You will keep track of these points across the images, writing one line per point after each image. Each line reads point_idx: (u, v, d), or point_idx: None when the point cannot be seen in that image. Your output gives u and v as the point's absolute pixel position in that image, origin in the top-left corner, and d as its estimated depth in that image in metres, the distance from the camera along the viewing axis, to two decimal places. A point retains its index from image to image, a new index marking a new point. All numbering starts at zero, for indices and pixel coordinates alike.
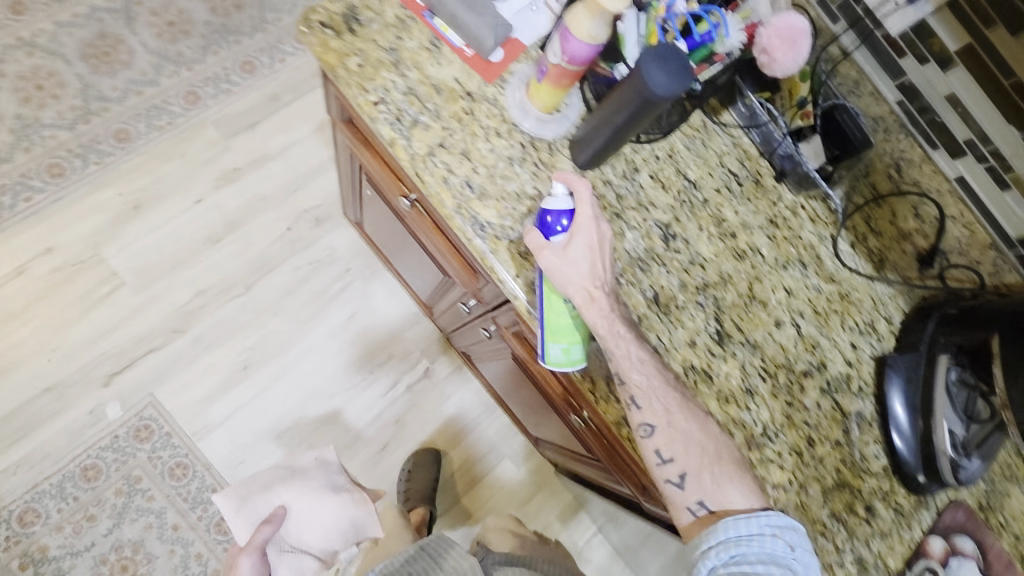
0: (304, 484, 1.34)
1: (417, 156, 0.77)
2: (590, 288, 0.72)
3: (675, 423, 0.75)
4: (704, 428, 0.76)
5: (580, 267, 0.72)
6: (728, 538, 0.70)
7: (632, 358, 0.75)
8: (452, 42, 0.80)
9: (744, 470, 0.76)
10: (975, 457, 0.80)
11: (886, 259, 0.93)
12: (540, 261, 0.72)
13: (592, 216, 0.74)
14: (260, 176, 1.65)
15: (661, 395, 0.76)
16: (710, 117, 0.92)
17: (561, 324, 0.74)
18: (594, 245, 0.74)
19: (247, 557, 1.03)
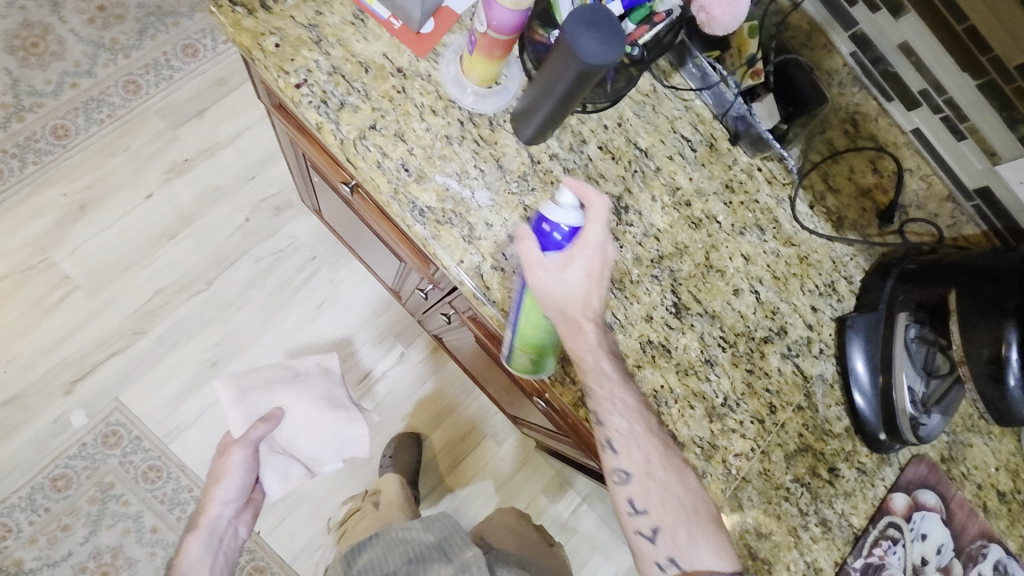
0: (304, 390, 1.31)
1: (347, 141, 0.72)
2: (577, 319, 0.70)
3: (652, 474, 0.75)
4: (686, 482, 0.75)
5: (572, 295, 0.69)
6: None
7: (615, 402, 0.74)
8: (378, 14, 0.76)
9: (717, 525, 0.76)
10: (934, 412, 0.81)
11: (844, 219, 0.90)
12: (529, 276, 0.68)
13: (598, 239, 0.69)
14: (211, 166, 1.59)
15: (643, 442, 0.75)
16: (659, 81, 0.88)
17: (534, 337, 0.72)
18: (594, 271, 0.69)
19: (240, 449, 1.12)
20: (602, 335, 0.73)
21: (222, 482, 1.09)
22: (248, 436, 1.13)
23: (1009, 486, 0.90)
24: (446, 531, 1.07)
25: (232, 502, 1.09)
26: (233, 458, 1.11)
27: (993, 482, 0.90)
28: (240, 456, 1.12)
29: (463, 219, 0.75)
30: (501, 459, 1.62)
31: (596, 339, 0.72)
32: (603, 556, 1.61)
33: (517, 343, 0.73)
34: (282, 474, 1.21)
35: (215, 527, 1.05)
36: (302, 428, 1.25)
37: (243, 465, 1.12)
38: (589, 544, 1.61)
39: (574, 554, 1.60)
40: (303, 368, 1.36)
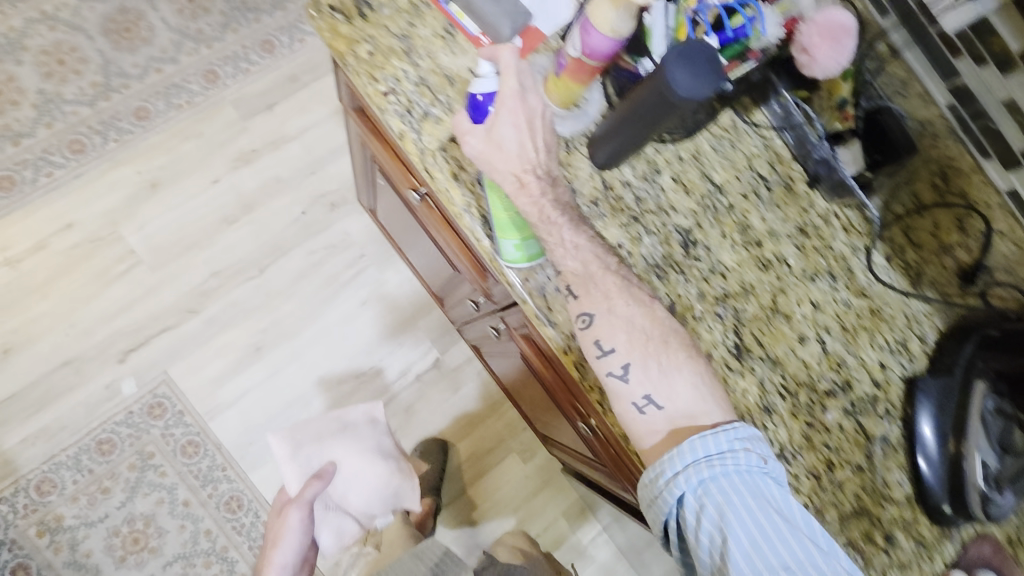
0: (354, 442, 1.36)
1: (427, 151, 0.73)
2: (518, 174, 0.69)
3: (615, 308, 0.70)
4: (647, 312, 0.70)
5: (504, 151, 0.69)
6: (696, 459, 0.65)
7: (565, 240, 0.71)
8: (468, 30, 0.75)
9: (695, 358, 0.70)
10: (1008, 491, 0.75)
11: (922, 274, 0.88)
12: (465, 149, 0.70)
13: (516, 86, 0.68)
14: (276, 158, 1.64)
15: (598, 278, 0.71)
16: (739, 117, 0.87)
17: (500, 220, 0.71)
18: (521, 119, 0.69)
19: (297, 510, 1.10)
20: (550, 186, 0.71)
21: (278, 547, 1.05)
22: (303, 495, 1.12)
23: None
24: (437, 555, 1.09)
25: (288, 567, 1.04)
26: (289, 520, 1.08)
27: None
28: (297, 516, 1.09)
29: None
30: (524, 476, 1.60)
31: (541, 190, 0.70)
32: None
33: (501, 230, 0.71)
34: (336, 530, 1.31)
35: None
36: (354, 481, 1.32)
37: (297, 529, 1.08)
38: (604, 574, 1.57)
39: None
40: (351, 420, 1.41)
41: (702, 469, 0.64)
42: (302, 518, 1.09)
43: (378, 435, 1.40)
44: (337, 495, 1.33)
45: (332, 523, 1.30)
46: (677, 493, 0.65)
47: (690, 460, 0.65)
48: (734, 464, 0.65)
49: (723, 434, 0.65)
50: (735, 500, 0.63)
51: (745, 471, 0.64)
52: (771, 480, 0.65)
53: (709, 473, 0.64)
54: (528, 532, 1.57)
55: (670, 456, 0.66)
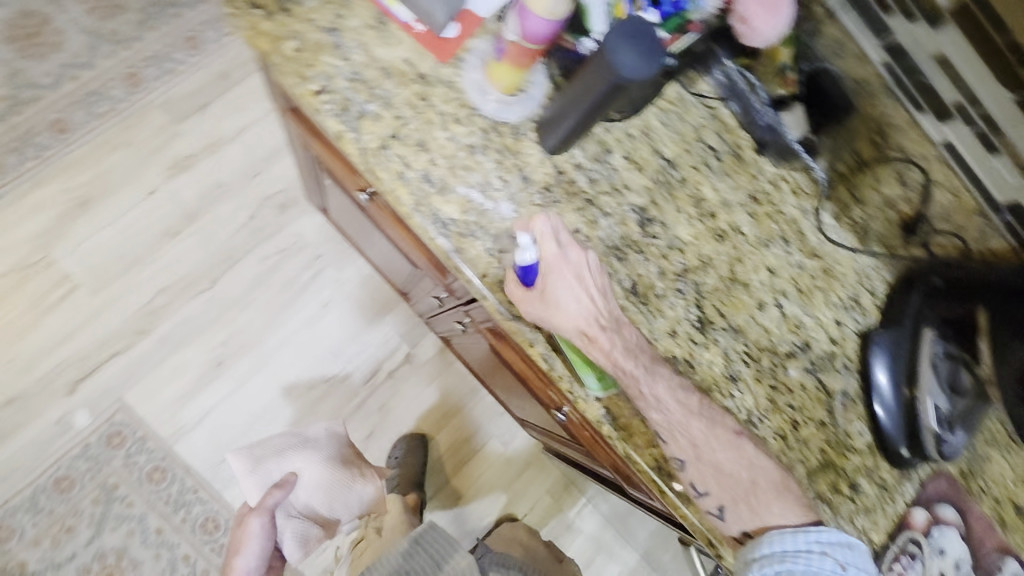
0: (318, 455, 1.30)
1: (369, 151, 0.70)
2: (583, 331, 0.69)
3: (702, 451, 0.71)
4: (732, 450, 0.71)
5: (568, 315, 0.70)
6: (772, 552, 0.67)
7: (642, 395, 0.71)
8: (400, 17, 0.73)
9: (783, 491, 0.71)
10: (958, 430, 0.81)
11: (871, 229, 0.89)
12: (525, 313, 0.72)
13: (557, 250, 0.69)
14: (215, 162, 1.55)
15: (682, 426, 0.71)
16: (685, 88, 0.86)
17: (580, 361, 0.73)
18: (573, 277, 0.70)
19: (257, 519, 1.02)
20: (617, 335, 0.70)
21: (241, 555, 1.00)
22: (265, 502, 1.03)
23: None
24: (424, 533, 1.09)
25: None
26: (250, 528, 1.01)
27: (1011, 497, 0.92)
28: (258, 526, 1.01)
29: (486, 231, 0.73)
30: (505, 459, 1.61)
31: (610, 342, 0.70)
32: (609, 557, 1.61)
33: (580, 367, 0.73)
34: (301, 538, 1.22)
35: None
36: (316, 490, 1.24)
37: (259, 535, 1.01)
38: (593, 545, 1.61)
39: (580, 554, 1.60)
40: (312, 433, 1.34)
41: (774, 560, 0.66)
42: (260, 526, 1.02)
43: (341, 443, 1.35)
44: (300, 503, 1.25)
45: (296, 530, 1.21)
46: None
47: (766, 551, 0.67)
48: (808, 563, 0.65)
49: (807, 539, 0.66)
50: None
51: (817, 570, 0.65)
52: None
53: (780, 567, 0.65)
54: (514, 514, 1.59)
55: (753, 554, 0.68)
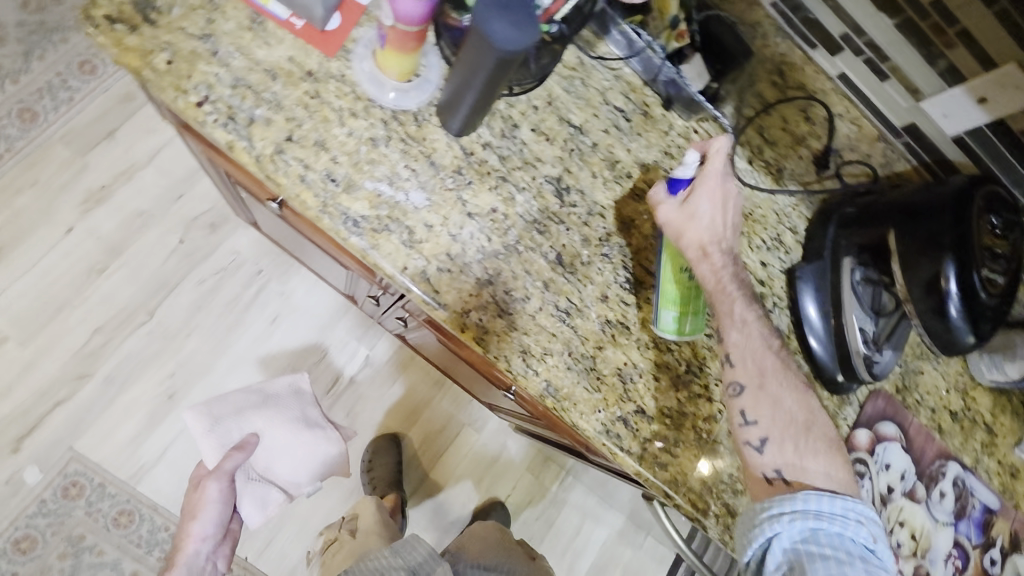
0: (278, 413, 1.29)
1: (264, 157, 0.67)
2: (704, 244, 0.76)
3: (766, 382, 0.75)
4: (796, 395, 0.75)
5: (698, 224, 0.76)
6: (804, 509, 0.69)
7: (738, 317, 0.76)
8: (276, 14, 0.70)
9: (833, 448, 0.75)
10: (886, 348, 0.85)
11: (783, 169, 0.92)
12: (658, 214, 0.78)
13: (721, 169, 0.76)
14: (133, 189, 1.48)
15: (757, 356, 0.76)
16: (584, 52, 0.85)
17: (670, 288, 0.78)
18: (718, 200, 0.77)
19: (214, 483, 1.12)
20: (728, 261, 0.77)
21: (198, 519, 1.11)
22: (222, 468, 1.13)
23: (960, 405, 0.99)
24: (419, 554, 1.05)
25: (209, 538, 1.11)
26: (208, 493, 1.12)
27: (946, 404, 0.98)
28: (215, 488, 1.12)
29: (400, 224, 0.72)
30: (480, 445, 1.62)
31: (721, 265, 0.76)
32: (596, 521, 1.64)
33: (665, 301, 0.78)
34: (260, 502, 1.22)
35: (193, 564, 1.08)
36: (276, 451, 1.23)
37: (216, 498, 1.13)
38: (579, 512, 1.64)
39: (567, 524, 1.63)
40: (274, 390, 1.34)
41: (808, 517, 0.68)
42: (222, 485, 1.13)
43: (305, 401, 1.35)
44: (261, 466, 1.24)
45: (255, 494, 1.22)
46: (774, 528, 0.69)
47: (801, 506, 0.69)
48: (837, 528, 0.68)
49: (841, 504, 0.70)
50: (830, 553, 0.67)
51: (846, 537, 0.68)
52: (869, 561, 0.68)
53: (812, 523, 0.68)
54: (497, 496, 1.61)
55: (781, 507, 0.70)
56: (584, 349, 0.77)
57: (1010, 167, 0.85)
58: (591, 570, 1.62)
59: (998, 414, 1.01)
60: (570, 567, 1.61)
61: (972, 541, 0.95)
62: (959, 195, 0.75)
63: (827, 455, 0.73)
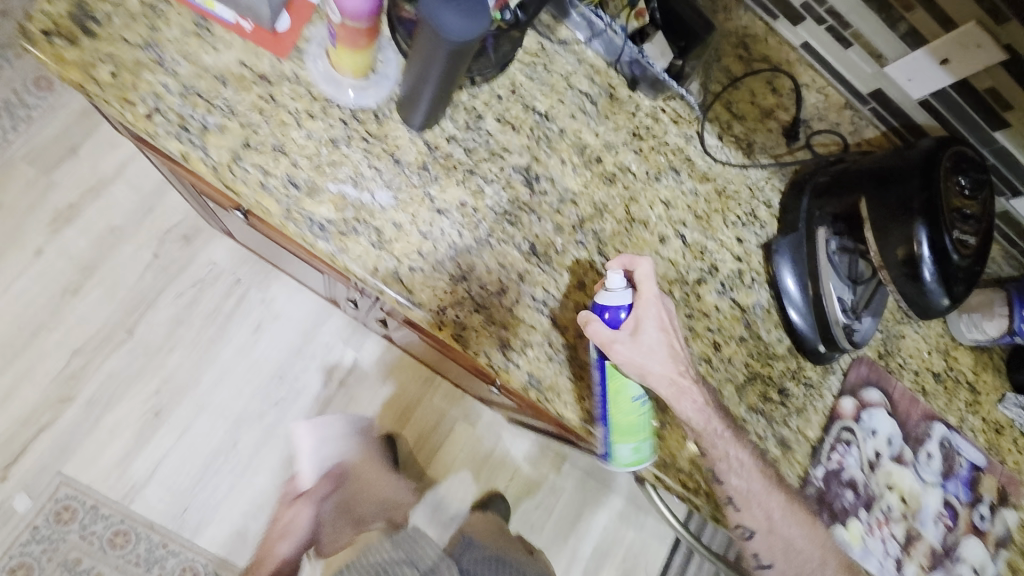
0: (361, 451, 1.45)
1: (221, 166, 0.66)
2: (670, 375, 0.72)
3: (777, 529, 0.78)
4: (805, 534, 0.80)
5: (657, 357, 0.72)
6: None
7: (730, 462, 0.76)
8: (223, 18, 0.68)
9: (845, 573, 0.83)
10: (865, 316, 0.86)
11: (754, 143, 0.91)
12: (611, 356, 0.70)
13: (655, 292, 0.73)
14: (101, 206, 1.45)
15: (765, 501, 0.77)
16: (546, 38, 0.84)
17: (629, 424, 0.73)
18: (663, 321, 0.73)
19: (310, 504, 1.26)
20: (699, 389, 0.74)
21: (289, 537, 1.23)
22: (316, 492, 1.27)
23: (941, 366, 0.99)
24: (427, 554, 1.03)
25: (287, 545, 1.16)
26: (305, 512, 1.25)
27: (928, 366, 0.98)
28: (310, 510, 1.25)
29: (368, 225, 0.70)
30: (475, 439, 1.62)
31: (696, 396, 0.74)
32: (596, 506, 1.65)
33: (619, 436, 0.73)
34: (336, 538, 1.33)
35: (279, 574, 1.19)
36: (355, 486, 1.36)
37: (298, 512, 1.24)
38: (578, 498, 1.65)
39: (567, 510, 1.64)
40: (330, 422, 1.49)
41: None
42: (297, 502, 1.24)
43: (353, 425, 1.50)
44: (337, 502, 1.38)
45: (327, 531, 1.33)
46: None
47: None
48: None
49: None
50: None
51: None
52: None
53: None
54: (496, 488, 1.61)
55: None
56: (565, 338, 0.76)
57: (975, 125, 0.84)
58: (593, 553, 1.64)
59: (980, 371, 1.02)
60: (573, 552, 1.62)
61: (960, 499, 0.96)
62: (928, 157, 0.75)
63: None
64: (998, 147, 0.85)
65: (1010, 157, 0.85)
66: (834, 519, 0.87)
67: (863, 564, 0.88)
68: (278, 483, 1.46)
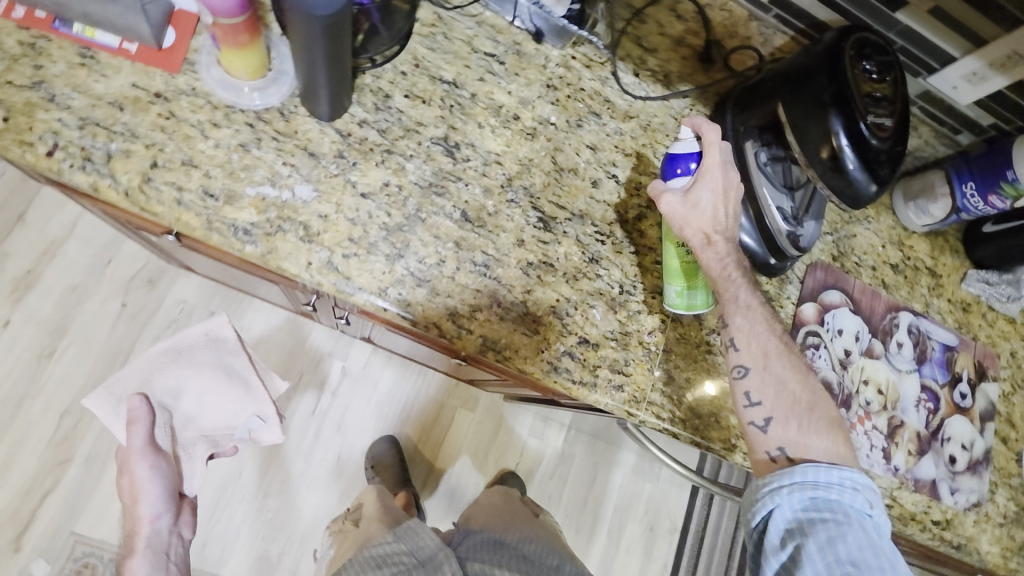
0: (190, 367, 1.17)
1: (134, 190, 0.66)
2: (709, 232, 0.76)
3: (769, 366, 0.76)
4: (798, 376, 0.77)
5: (701, 212, 0.76)
6: (801, 480, 0.72)
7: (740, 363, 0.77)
8: (107, 45, 0.68)
9: (834, 424, 0.76)
10: (808, 220, 0.86)
11: (671, 73, 0.91)
12: (661, 206, 0.78)
13: (719, 159, 0.76)
14: (59, 266, 1.45)
15: (782, 384, 0.76)
16: (440, 7, 0.83)
17: (675, 266, 0.80)
18: (723, 188, 0.77)
19: (140, 462, 1.08)
20: (733, 247, 0.78)
21: (142, 501, 1.08)
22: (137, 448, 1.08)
23: (899, 257, 1.00)
24: (428, 543, 0.91)
25: (163, 515, 1.11)
26: (139, 474, 1.08)
27: (885, 259, 0.99)
28: (146, 467, 1.08)
29: (294, 221, 0.70)
30: (476, 422, 1.62)
31: (727, 249, 0.77)
32: (609, 465, 1.67)
33: (670, 276, 0.80)
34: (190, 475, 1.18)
35: (155, 542, 1.10)
36: (207, 408, 1.18)
37: (153, 477, 1.09)
38: (591, 461, 1.66)
39: (581, 476, 1.65)
40: (187, 342, 1.17)
41: (805, 489, 0.72)
42: (161, 462, 1.11)
43: (222, 350, 1.20)
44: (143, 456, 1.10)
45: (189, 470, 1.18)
46: (776, 502, 0.73)
47: (799, 479, 0.72)
48: (837, 495, 0.72)
49: (845, 474, 0.73)
50: (829, 517, 0.70)
51: (847, 503, 0.71)
52: (872, 524, 0.72)
53: (810, 493, 0.71)
54: (506, 466, 1.62)
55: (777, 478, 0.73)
56: (513, 297, 0.77)
57: (877, 13, 0.86)
58: (615, 511, 1.65)
59: (938, 256, 1.03)
60: (595, 515, 1.64)
61: (939, 382, 0.97)
62: (831, 51, 0.76)
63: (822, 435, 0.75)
64: (902, 28, 0.87)
65: (917, 36, 0.87)
66: None
67: None
68: (294, 502, 1.47)
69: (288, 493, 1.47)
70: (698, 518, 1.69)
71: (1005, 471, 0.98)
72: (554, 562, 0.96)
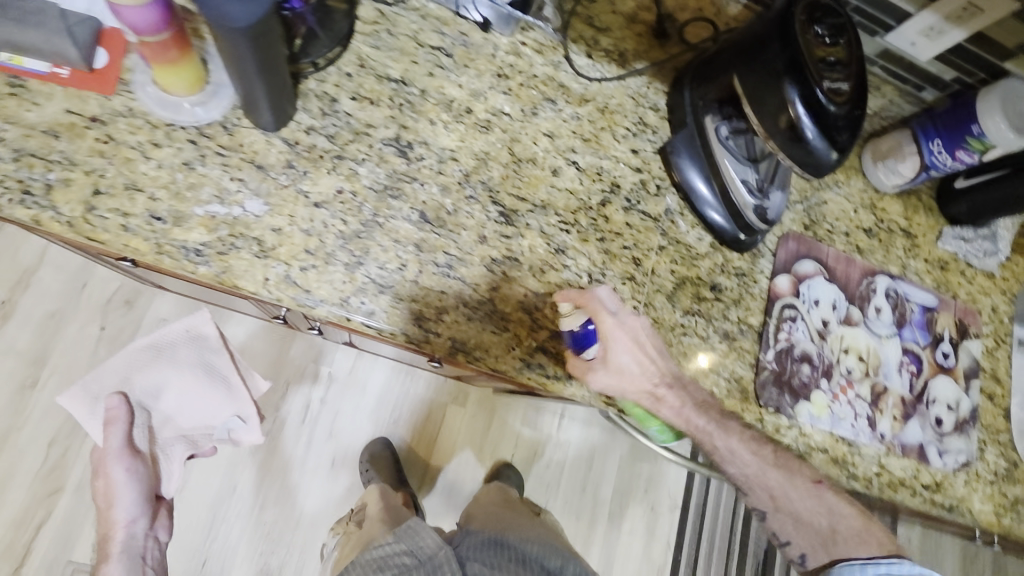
0: (173, 365, 1.16)
1: (76, 220, 0.64)
2: (651, 390, 0.77)
3: (780, 502, 0.88)
4: (808, 496, 0.88)
5: (632, 378, 0.76)
6: (846, 574, 0.86)
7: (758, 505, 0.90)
8: (35, 70, 0.66)
9: (863, 536, 0.88)
10: (773, 191, 0.85)
11: (625, 52, 0.90)
12: (595, 383, 0.76)
13: (615, 321, 0.75)
14: (34, 295, 1.44)
15: (812, 525, 0.89)
16: (382, 3, 0.81)
17: None
18: (634, 344, 0.76)
19: (117, 465, 1.12)
20: (679, 391, 0.80)
21: (117, 505, 1.12)
22: (112, 449, 1.12)
23: (872, 221, 0.99)
24: (427, 543, 0.90)
25: (139, 519, 1.16)
26: (115, 477, 1.12)
27: (858, 224, 0.98)
28: (121, 468, 1.12)
29: (247, 237, 0.69)
30: (469, 417, 1.62)
31: (675, 398, 0.79)
32: (605, 449, 1.67)
33: None
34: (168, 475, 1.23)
35: (131, 546, 1.16)
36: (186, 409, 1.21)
37: (127, 480, 1.13)
38: (588, 447, 1.66)
39: (579, 462, 1.65)
40: (167, 339, 1.16)
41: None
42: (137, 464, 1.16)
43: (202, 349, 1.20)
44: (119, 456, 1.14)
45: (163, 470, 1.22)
46: None
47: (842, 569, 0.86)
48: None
49: (887, 567, 0.84)
50: None
51: None
52: None
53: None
54: (503, 458, 1.62)
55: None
56: (479, 295, 0.76)
57: None
58: (616, 494, 1.66)
59: (912, 216, 1.02)
60: (596, 500, 1.64)
61: (919, 344, 0.97)
62: (782, 16, 0.74)
63: (864, 544, 0.88)
64: None
65: None
66: (797, 396, 0.87)
67: (835, 431, 0.88)
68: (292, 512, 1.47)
69: (284, 504, 1.48)
70: (698, 494, 1.70)
71: (992, 427, 0.98)
72: (556, 564, 0.95)
